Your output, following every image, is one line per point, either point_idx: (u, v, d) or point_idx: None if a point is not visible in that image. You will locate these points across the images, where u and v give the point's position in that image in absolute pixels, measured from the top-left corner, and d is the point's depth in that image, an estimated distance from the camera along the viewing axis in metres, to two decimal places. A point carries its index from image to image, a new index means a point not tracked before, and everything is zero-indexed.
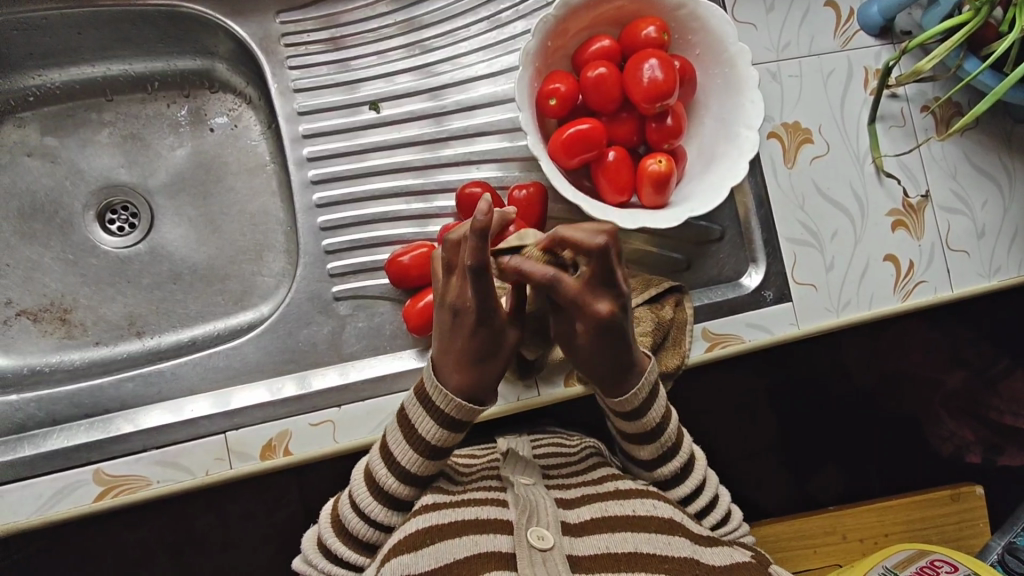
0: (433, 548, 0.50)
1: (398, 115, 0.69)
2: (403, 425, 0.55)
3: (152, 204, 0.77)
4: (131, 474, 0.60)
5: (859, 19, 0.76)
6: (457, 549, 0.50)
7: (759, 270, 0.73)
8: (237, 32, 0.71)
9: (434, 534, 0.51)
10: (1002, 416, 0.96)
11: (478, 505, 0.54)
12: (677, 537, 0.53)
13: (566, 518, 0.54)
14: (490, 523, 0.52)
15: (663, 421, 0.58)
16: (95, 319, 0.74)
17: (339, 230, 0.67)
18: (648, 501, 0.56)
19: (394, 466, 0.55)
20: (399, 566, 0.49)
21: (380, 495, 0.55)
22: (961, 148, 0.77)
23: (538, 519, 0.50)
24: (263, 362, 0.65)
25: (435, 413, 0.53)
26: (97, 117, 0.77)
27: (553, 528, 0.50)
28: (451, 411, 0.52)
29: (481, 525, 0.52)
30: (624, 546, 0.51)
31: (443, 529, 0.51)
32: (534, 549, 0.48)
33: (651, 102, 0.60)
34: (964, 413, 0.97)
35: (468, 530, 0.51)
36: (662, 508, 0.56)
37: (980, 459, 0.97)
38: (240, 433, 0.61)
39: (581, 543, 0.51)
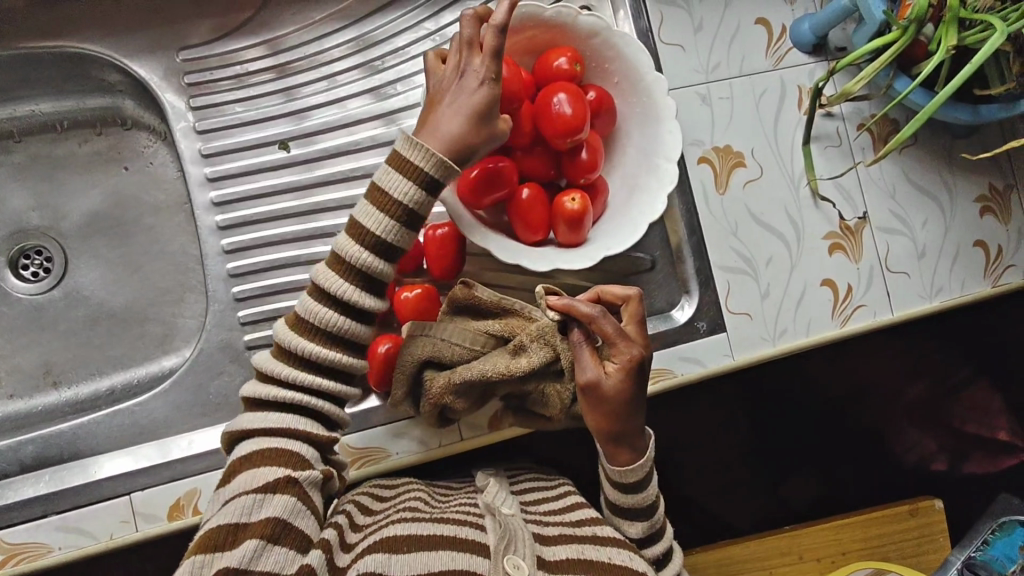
0: (408, 558, 0.47)
1: (309, 153, 0.66)
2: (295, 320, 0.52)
3: (65, 248, 0.74)
4: (31, 542, 0.57)
5: (791, 37, 0.73)
6: (433, 562, 0.47)
7: (692, 302, 0.70)
8: (139, 71, 0.68)
9: (410, 543, 0.48)
10: (963, 423, 0.95)
11: (457, 525, 0.52)
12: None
13: (544, 553, 0.51)
14: (468, 544, 0.49)
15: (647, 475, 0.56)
16: (10, 370, 0.72)
17: (249, 277, 0.65)
18: (625, 550, 0.54)
19: (297, 369, 0.51)
20: (373, 568, 0.46)
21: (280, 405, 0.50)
22: (899, 167, 0.75)
23: (516, 548, 0.49)
24: (172, 417, 0.62)
25: (330, 304, 0.51)
26: (5, 159, 0.74)
27: (529, 559, 0.48)
28: (357, 295, 0.50)
29: (462, 546, 0.49)
30: None
31: (423, 540, 0.49)
32: None
33: (562, 137, 0.57)
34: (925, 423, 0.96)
35: (443, 545, 0.49)
36: (637, 561, 0.54)
37: (944, 467, 0.96)
38: (146, 493, 0.59)
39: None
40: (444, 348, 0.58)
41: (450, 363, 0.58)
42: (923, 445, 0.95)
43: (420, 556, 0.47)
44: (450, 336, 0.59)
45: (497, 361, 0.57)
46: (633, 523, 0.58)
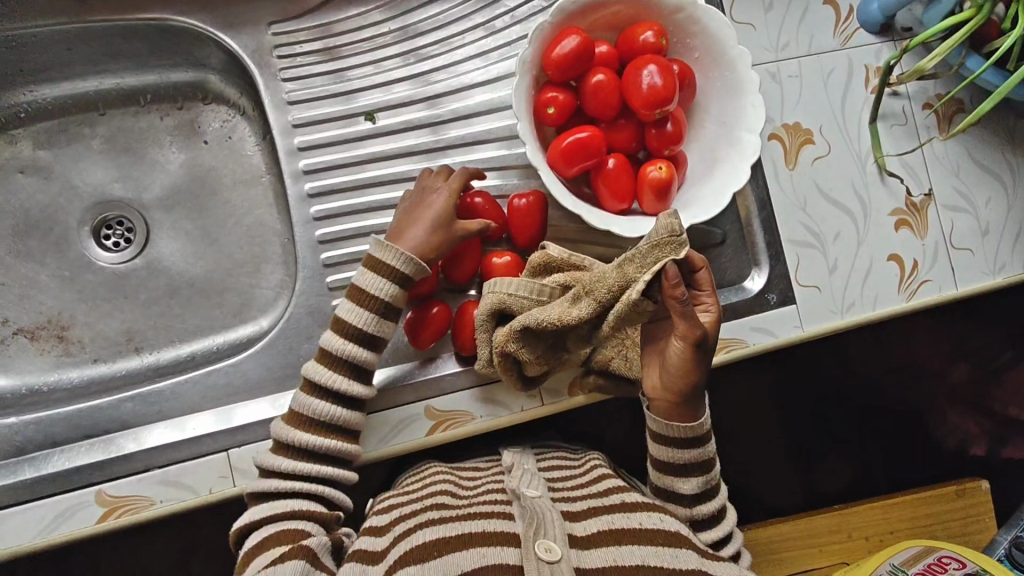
0: (439, 560, 0.51)
1: (394, 125, 0.68)
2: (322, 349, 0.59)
3: (147, 218, 0.76)
4: (133, 495, 0.59)
5: (859, 16, 0.74)
6: (463, 560, 0.50)
7: (762, 273, 0.72)
8: (229, 44, 0.70)
9: (440, 547, 0.52)
10: (1007, 408, 0.95)
11: (483, 518, 0.55)
12: (684, 551, 0.53)
13: (574, 531, 0.54)
14: (496, 535, 0.53)
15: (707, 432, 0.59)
16: (94, 336, 0.74)
17: (338, 243, 0.66)
18: (655, 513, 0.56)
19: (327, 396, 0.57)
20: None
21: (315, 425, 0.57)
22: (965, 145, 0.76)
23: (545, 533, 0.51)
24: (264, 378, 0.64)
25: (347, 330, 0.58)
26: (90, 132, 0.76)
27: (559, 540, 0.51)
28: (386, 298, 0.59)
29: (488, 537, 0.53)
30: (633, 558, 0.51)
31: (449, 542, 0.52)
32: (543, 561, 0.49)
33: (651, 108, 0.59)
34: (967, 405, 0.97)
35: (473, 541, 0.52)
36: (669, 520, 0.56)
37: (985, 451, 0.96)
38: (244, 450, 0.61)
39: (591, 555, 0.51)
40: (513, 302, 0.57)
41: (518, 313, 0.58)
42: (965, 428, 0.96)
43: (450, 557, 0.51)
44: (517, 290, 0.58)
45: (551, 308, 0.55)
46: (688, 479, 0.60)
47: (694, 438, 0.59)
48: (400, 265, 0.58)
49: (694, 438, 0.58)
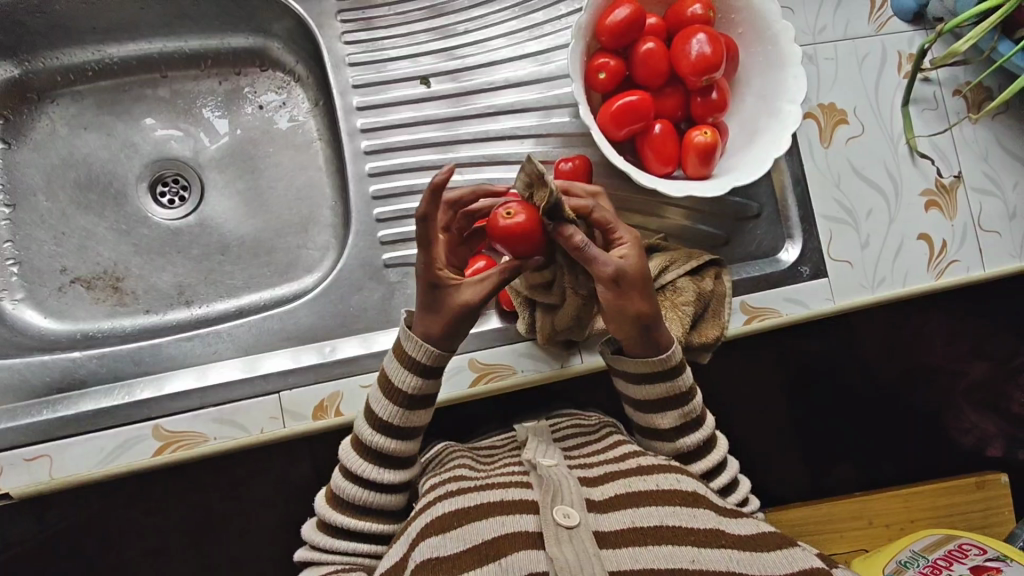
0: (459, 531, 0.52)
1: (446, 90, 0.71)
2: (368, 406, 0.59)
3: (202, 177, 0.79)
4: (188, 430, 0.61)
5: (893, 5, 0.77)
6: (483, 531, 0.51)
7: (796, 245, 0.74)
8: (293, 9, 0.73)
9: (462, 518, 0.53)
10: (1022, 407, 0.95)
11: (502, 487, 0.56)
12: (702, 510, 0.54)
13: (592, 496, 0.54)
14: (516, 504, 0.53)
15: (680, 364, 0.59)
16: (147, 288, 0.76)
17: (390, 200, 0.70)
18: (671, 475, 0.57)
19: (367, 455, 0.58)
20: (429, 550, 0.51)
21: (359, 482, 0.58)
22: (993, 132, 0.78)
23: (563, 499, 0.52)
24: (315, 326, 0.67)
25: (395, 396, 0.57)
26: (152, 93, 0.79)
27: (577, 506, 0.51)
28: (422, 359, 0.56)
29: (507, 507, 0.53)
30: (650, 520, 0.52)
31: (469, 512, 0.53)
32: (561, 527, 0.49)
33: (699, 75, 0.62)
34: (982, 404, 0.96)
35: (493, 512, 0.53)
36: (686, 481, 0.56)
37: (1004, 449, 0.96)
38: (295, 393, 0.63)
39: (607, 519, 0.52)
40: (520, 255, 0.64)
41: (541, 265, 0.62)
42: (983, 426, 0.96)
43: (471, 527, 0.52)
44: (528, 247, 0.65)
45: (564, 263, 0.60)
46: (666, 416, 0.61)
47: (664, 372, 0.59)
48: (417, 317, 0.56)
49: (668, 372, 0.59)
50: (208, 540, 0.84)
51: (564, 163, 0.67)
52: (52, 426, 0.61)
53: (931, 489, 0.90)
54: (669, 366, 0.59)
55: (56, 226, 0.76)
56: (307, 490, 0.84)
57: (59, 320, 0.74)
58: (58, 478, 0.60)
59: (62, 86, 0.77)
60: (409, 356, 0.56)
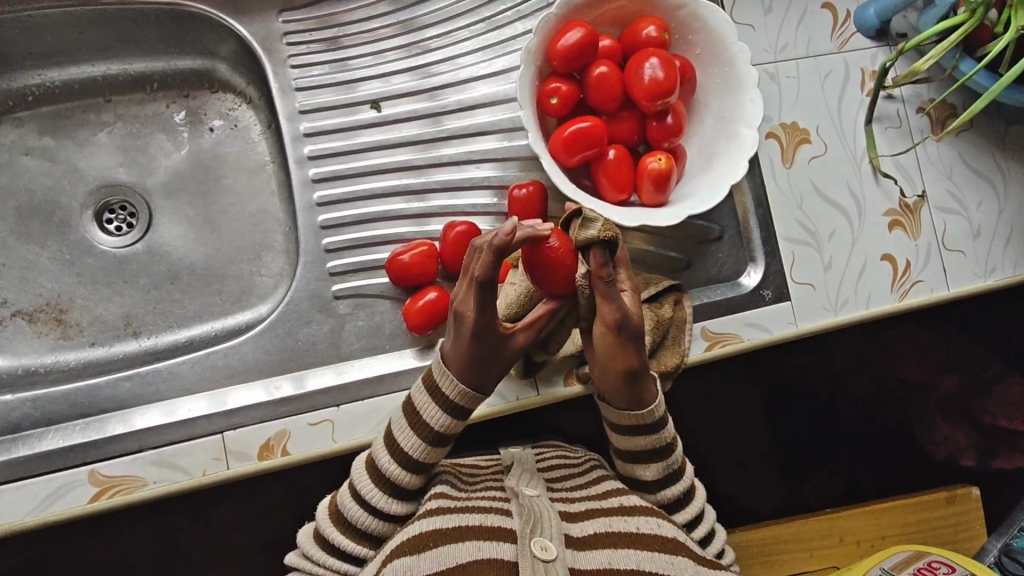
0: (435, 552, 0.50)
1: (398, 114, 0.69)
2: (392, 434, 0.56)
3: (149, 204, 0.77)
4: (126, 475, 0.59)
5: (856, 21, 0.76)
6: (459, 554, 0.49)
7: (757, 270, 0.73)
8: (238, 31, 0.70)
9: (436, 538, 0.51)
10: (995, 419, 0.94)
11: (481, 512, 0.54)
12: (680, 559, 0.52)
13: (571, 531, 0.53)
14: (494, 531, 0.52)
15: (662, 418, 0.59)
16: (92, 319, 0.74)
17: (339, 230, 0.67)
18: (653, 518, 0.55)
19: (378, 479, 0.56)
20: (402, 569, 0.49)
21: (364, 506, 0.55)
22: (957, 149, 0.77)
23: (542, 531, 0.50)
24: (262, 361, 0.65)
25: (422, 429, 0.56)
26: (96, 117, 0.76)
27: (556, 540, 0.50)
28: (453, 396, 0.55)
29: (482, 533, 0.51)
30: (627, 563, 0.50)
31: (447, 534, 0.51)
32: (537, 560, 0.48)
33: (652, 101, 0.60)
34: (955, 416, 0.94)
35: (467, 535, 0.51)
36: (666, 527, 0.55)
37: (974, 463, 0.95)
38: (238, 433, 0.61)
39: (583, 557, 0.50)
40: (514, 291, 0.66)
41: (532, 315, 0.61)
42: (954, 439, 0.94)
43: (446, 549, 0.50)
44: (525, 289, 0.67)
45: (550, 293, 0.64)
46: (649, 465, 0.60)
47: (649, 426, 0.59)
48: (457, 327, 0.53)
49: (653, 426, 0.59)
50: None
51: (516, 190, 0.65)
52: None
53: (902, 507, 0.90)
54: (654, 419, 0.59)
55: None
56: None
57: None
58: None
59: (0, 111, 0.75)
60: (444, 395, 0.55)
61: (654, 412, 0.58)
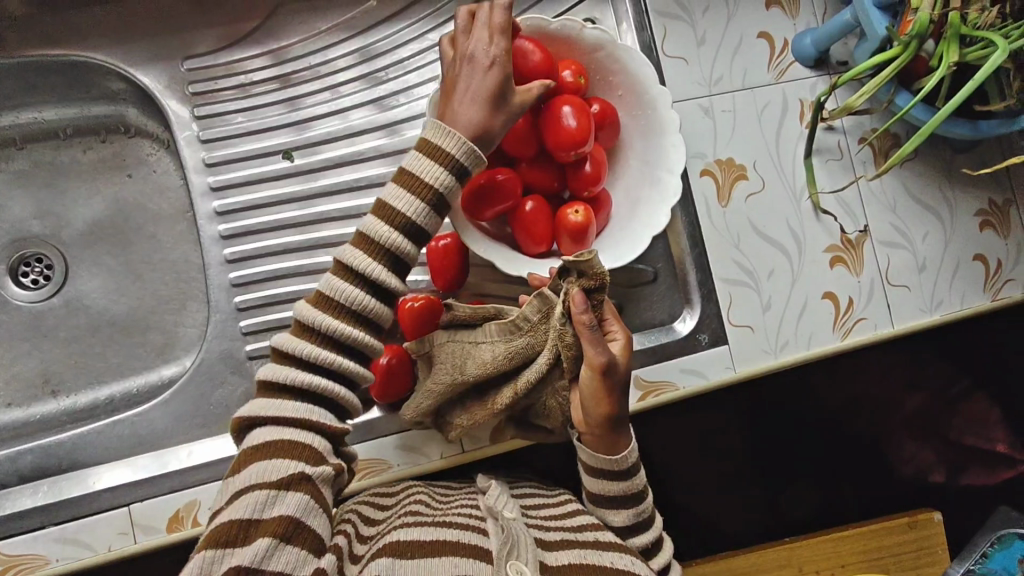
0: (411, 562, 0.47)
1: (313, 163, 0.66)
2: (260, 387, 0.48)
3: (65, 256, 0.74)
4: (28, 553, 0.57)
5: (793, 50, 0.74)
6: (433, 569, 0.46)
7: (693, 313, 0.71)
8: (142, 80, 0.68)
9: (414, 550, 0.48)
10: None
11: (460, 530, 0.51)
12: None
13: (545, 558, 0.50)
14: (471, 549, 0.49)
15: (635, 464, 0.57)
16: (8, 378, 0.72)
17: (253, 286, 0.65)
18: (627, 556, 0.53)
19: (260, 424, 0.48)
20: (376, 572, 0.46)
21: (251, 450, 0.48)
22: (901, 181, 0.75)
23: (518, 555, 0.48)
24: (174, 426, 0.62)
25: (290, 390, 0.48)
26: (6, 167, 0.74)
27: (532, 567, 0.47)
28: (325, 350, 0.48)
29: (462, 549, 0.49)
30: None
31: (424, 546, 0.48)
32: None
33: (566, 150, 0.58)
34: (924, 437, 0.86)
35: (445, 549, 0.48)
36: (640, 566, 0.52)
37: (941, 479, 0.81)
38: (146, 505, 0.58)
39: None
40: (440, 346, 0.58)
41: (471, 374, 0.56)
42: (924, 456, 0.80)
43: (422, 562, 0.47)
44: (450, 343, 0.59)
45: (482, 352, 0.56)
46: (619, 511, 0.57)
47: (624, 471, 0.56)
48: (417, 219, 0.50)
49: (625, 471, 0.56)
50: None
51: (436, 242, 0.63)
52: None
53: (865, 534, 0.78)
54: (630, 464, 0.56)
55: None
56: None
57: None
58: None
59: None
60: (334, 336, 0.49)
61: (628, 458, 0.55)
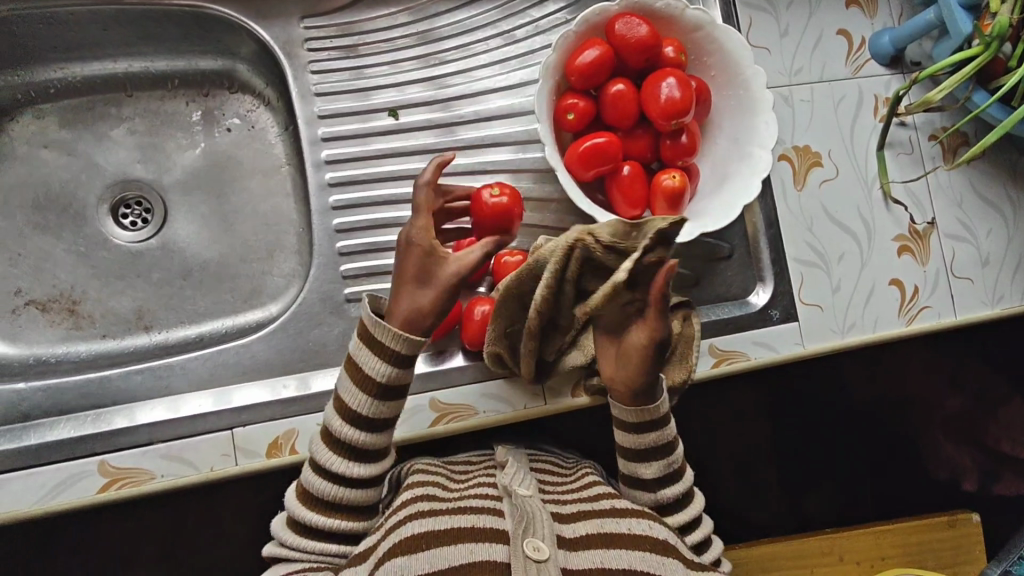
0: (428, 553, 0.50)
1: (416, 122, 0.70)
2: (339, 401, 0.56)
3: (166, 201, 0.77)
4: (136, 467, 0.60)
5: (870, 48, 0.77)
6: (453, 557, 0.50)
7: (766, 288, 0.73)
8: (261, 35, 0.72)
9: (429, 540, 0.51)
10: (999, 444, 0.88)
11: (473, 513, 0.54)
12: (672, 560, 0.53)
13: (562, 531, 0.54)
14: (487, 532, 0.52)
15: (665, 415, 0.58)
16: (104, 312, 0.74)
17: (354, 233, 0.68)
18: (645, 521, 0.56)
19: (330, 473, 0.56)
20: (395, 569, 0.49)
21: (328, 477, 0.56)
22: (967, 177, 0.78)
23: (534, 531, 0.51)
24: (273, 360, 0.65)
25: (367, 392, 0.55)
26: (116, 112, 0.77)
27: (548, 539, 0.51)
28: (381, 378, 0.55)
29: (480, 535, 0.52)
30: (619, 562, 0.51)
31: (441, 536, 0.51)
32: (530, 560, 0.49)
33: (667, 119, 0.61)
34: (958, 442, 0.89)
35: (463, 538, 0.51)
36: (657, 528, 0.55)
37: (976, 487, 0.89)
38: (248, 430, 0.61)
39: (576, 557, 0.51)
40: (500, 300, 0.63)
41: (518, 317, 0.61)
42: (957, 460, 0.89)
43: (441, 551, 0.50)
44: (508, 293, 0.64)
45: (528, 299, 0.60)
46: (649, 466, 0.59)
47: (653, 422, 0.58)
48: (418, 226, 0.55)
49: (654, 422, 0.58)
50: None
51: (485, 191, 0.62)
52: None
53: (907, 529, 0.85)
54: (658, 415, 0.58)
55: (12, 247, 0.74)
56: None
57: (11, 343, 0.72)
58: None
59: (23, 103, 0.75)
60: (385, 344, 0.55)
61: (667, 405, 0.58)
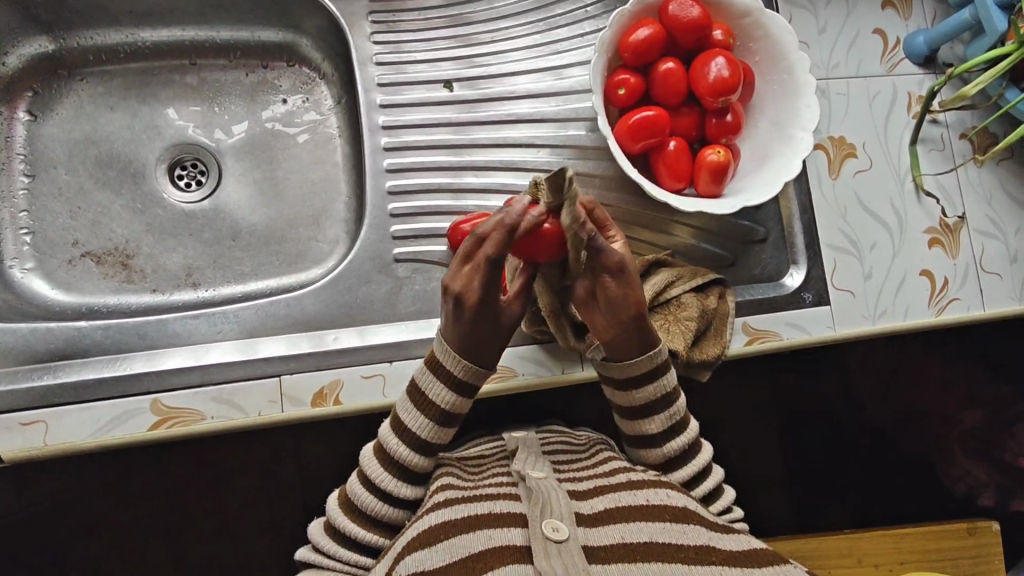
0: (446, 543, 0.50)
1: (468, 96, 0.73)
2: (397, 418, 0.58)
3: (221, 164, 0.80)
4: (186, 407, 0.61)
5: (905, 48, 0.80)
6: (471, 544, 0.49)
7: (800, 271, 0.75)
8: (325, 7, 0.75)
9: (449, 529, 0.51)
10: (1015, 458, 0.90)
11: (489, 500, 0.55)
12: (691, 526, 0.52)
13: (581, 510, 0.53)
14: (501, 518, 0.52)
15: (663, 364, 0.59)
16: (155, 268, 0.77)
17: (405, 196, 0.71)
18: (662, 491, 0.56)
19: (389, 467, 0.58)
20: (416, 563, 0.49)
21: (374, 492, 0.57)
22: (997, 175, 0.80)
23: (551, 511, 0.50)
24: (321, 313, 0.68)
25: (430, 412, 0.57)
26: (179, 78, 0.81)
27: (566, 519, 0.49)
28: (444, 404, 0.57)
29: (495, 521, 0.52)
30: (640, 535, 0.50)
31: (456, 525, 0.52)
32: (550, 541, 0.47)
33: (715, 96, 0.64)
34: (976, 452, 0.92)
35: (478, 524, 0.51)
36: (675, 497, 0.56)
37: (993, 503, 0.91)
38: (296, 377, 0.63)
39: (596, 533, 0.50)
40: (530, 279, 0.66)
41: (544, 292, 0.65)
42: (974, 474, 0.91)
43: (458, 541, 0.50)
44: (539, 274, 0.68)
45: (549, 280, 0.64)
46: (653, 420, 0.60)
47: (648, 374, 0.59)
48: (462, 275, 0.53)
49: (653, 373, 0.59)
50: (181, 535, 0.83)
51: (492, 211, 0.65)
52: (52, 393, 0.61)
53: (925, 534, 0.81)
54: (654, 364, 0.59)
55: (72, 199, 0.77)
56: (301, 485, 0.84)
57: (65, 292, 0.75)
58: (52, 444, 0.59)
59: (93, 65, 0.79)
60: (443, 367, 0.56)
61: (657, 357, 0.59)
